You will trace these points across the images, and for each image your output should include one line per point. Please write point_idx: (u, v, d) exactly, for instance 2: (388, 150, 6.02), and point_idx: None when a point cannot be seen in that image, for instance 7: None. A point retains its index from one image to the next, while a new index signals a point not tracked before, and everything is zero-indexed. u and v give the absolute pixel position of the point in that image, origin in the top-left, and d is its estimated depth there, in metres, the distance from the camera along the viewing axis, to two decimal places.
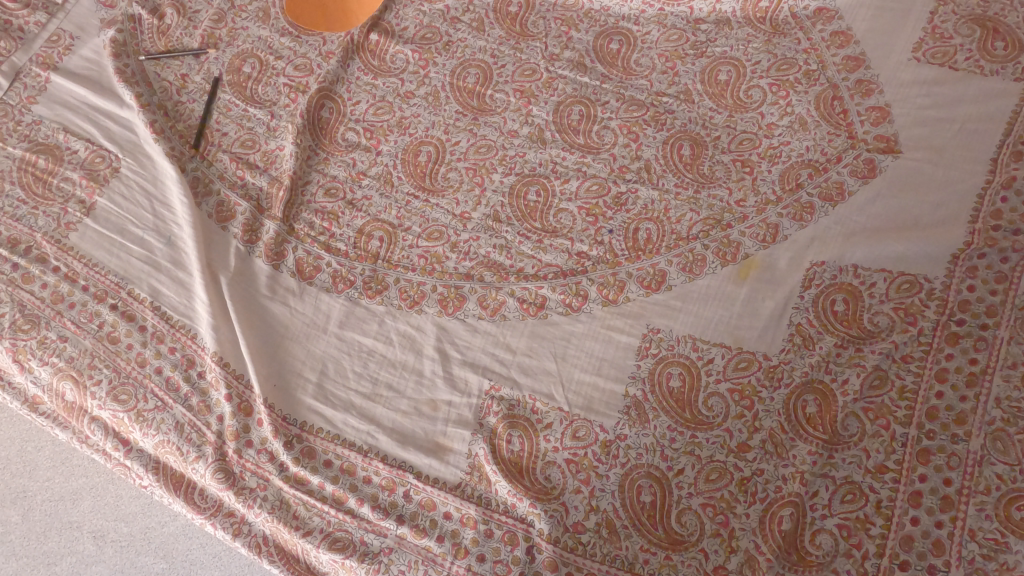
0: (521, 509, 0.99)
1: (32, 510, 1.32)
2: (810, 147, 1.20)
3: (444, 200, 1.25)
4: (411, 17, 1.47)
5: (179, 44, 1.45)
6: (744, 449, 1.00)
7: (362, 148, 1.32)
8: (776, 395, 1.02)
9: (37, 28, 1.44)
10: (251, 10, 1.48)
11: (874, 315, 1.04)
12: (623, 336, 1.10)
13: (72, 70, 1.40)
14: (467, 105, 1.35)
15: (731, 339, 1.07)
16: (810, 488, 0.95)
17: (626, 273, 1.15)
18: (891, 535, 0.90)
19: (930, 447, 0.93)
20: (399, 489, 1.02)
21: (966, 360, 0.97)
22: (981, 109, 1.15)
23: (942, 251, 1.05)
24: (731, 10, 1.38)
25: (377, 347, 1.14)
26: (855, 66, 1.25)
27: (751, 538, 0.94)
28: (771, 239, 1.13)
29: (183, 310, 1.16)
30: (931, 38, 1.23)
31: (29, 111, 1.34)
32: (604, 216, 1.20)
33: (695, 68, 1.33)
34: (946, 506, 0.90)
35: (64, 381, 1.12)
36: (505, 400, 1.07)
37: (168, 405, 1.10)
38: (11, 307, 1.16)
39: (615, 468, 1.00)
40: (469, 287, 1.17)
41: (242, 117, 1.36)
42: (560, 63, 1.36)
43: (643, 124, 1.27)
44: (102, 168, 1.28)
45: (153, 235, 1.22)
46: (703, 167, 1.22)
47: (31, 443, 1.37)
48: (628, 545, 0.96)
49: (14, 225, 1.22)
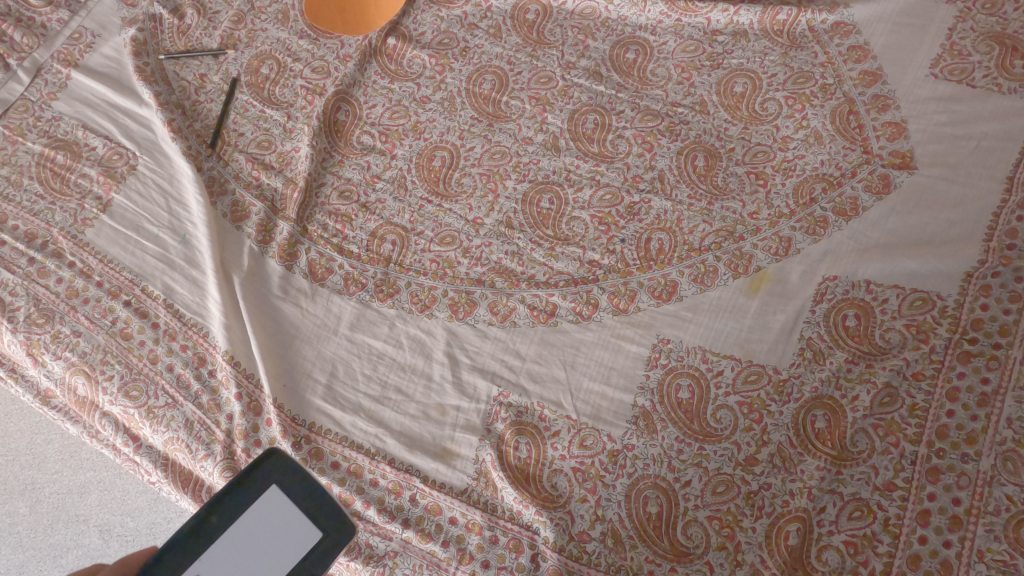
0: (526, 516, 0.99)
1: (40, 502, 1.33)
2: (824, 161, 1.20)
3: (457, 205, 1.25)
4: (429, 22, 1.47)
5: (199, 44, 1.46)
6: (752, 462, 0.99)
7: (377, 152, 1.32)
8: (786, 408, 1.01)
9: (60, 26, 1.46)
10: (271, 12, 1.49)
11: (886, 332, 1.03)
12: (633, 345, 1.10)
13: (93, 67, 1.42)
14: (482, 111, 1.35)
15: (741, 352, 1.07)
16: (818, 504, 0.95)
17: (637, 283, 1.15)
18: (899, 553, 0.89)
19: (940, 466, 0.92)
20: (405, 493, 1.03)
21: (977, 379, 0.96)
22: (998, 127, 1.14)
23: (955, 268, 1.04)
24: (748, 22, 1.37)
25: (386, 350, 1.14)
26: (872, 82, 1.25)
27: (757, 553, 0.94)
28: (784, 253, 1.13)
29: (194, 308, 1.17)
30: (948, 55, 1.23)
31: (49, 107, 1.36)
32: (616, 225, 1.20)
33: (711, 80, 1.33)
34: (956, 526, 0.88)
35: (76, 376, 1.13)
36: (513, 406, 1.08)
37: (178, 402, 1.10)
38: (26, 299, 1.17)
39: (622, 478, 1.00)
40: (480, 292, 1.17)
41: (258, 118, 1.37)
42: (576, 71, 1.37)
43: (657, 134, 1.28)
44: (120, 165, 1.29)
45: (168, 233, 1.23)
46: (716, 178, 1.22)
47: (41, 435, 1.38)
48: (633, 556, 0.96)
49: (30, 220, 1.23)
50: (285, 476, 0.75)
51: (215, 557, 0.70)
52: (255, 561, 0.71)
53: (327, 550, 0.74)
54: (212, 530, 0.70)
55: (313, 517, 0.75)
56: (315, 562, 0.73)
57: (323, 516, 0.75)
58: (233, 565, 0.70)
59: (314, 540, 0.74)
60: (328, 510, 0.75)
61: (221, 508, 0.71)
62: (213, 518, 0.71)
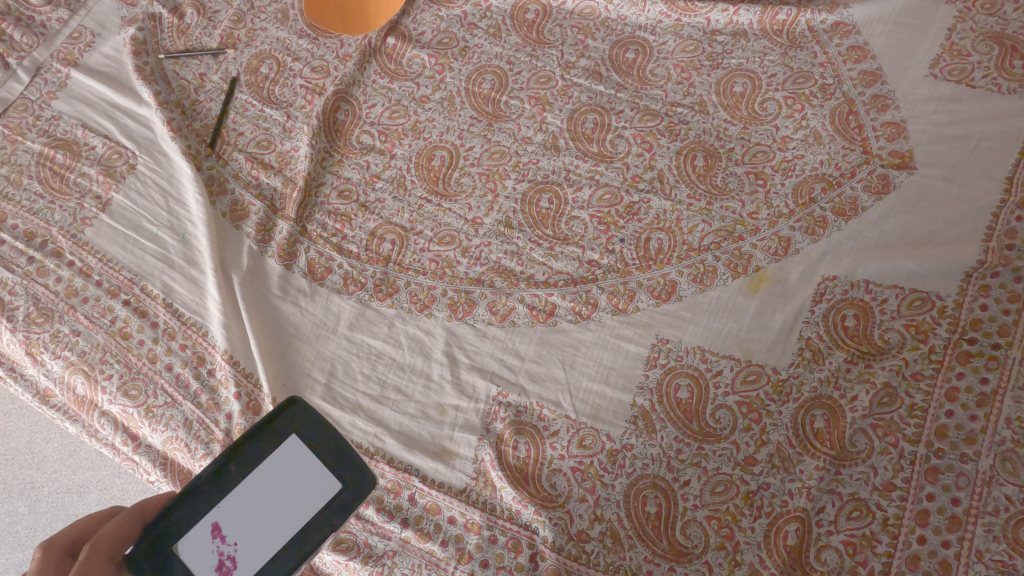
0: (525, 516, 0.99)
1: (39, 501, 1.34)
2: (824, 161, 1.20)
3: (457, 205, 1.25)
4: (429, 22, 1.47)
5: (198, 44, 1.46)
6: (751, 462, 0.99)
7: (376, 151, 1.32)
8: (785, 408, 1.01)
9: (59, 25, 1.46)
10: (270, 12, 1.49)
11: (885, 331, 1.03)
12: (632, 345, 1.10)
13: (93, 67, 1.42)
14: (482, 111, 1.35)
15: (740, 352, 1.07)
16: (817, 504, 0.95)
17: (636, 282, 1.15)
18: (898, 553, 0.89)
19: (939, 466, 0.92)
20: (404, 492, 1.03)
21: (977, 379, 0.96)
22: (997, 127, 1.14)
23: (954, 268, 1.04)
24: (748, 22, 1.37)
25: (385, 350, 1.14)
26: (872, 82, 1.25)
27: (756, 553, 0.94)
28: (783, 253, 1.13)
29: (193, 307, 1.17)
30: (948, 55, 1.23)
31: (49, 106, 1.36)
32: (616, 225, 1.21)
33: (711, 80, 1.33)
34: (955, 526, 0.88)
35: (75, 375, 1.13)
36: (512, 406, 1.08)
37: (177, 402, 1.10)
38: (25, 299, 1.17)
39: (621, 478, 1.00)
40: (480, 292, 1.17)
41: (258, 117, 1.37)
42: (576, 71, 1.37)
43: (657, 134, 1.28)
44: (119, 164, 1.29)
45: (167, 232, 1.23)
46: (716, 178, 1.22)
47: (40, 435, 1.38)
48: (632, 556, 0.96)
49: (30, 219, 1.24)
50: (304, 429, 0.75)
51: (236, 503, 0.70)
52: (276, 509, 0.71)
53: (345, 503, 0.73)
54: (233, 476, 0.70)
55: (333, 468, 0.74)
56: (333, 512, 0.72)
57: (343, 467, 0.74)
58: (252, 509, 0.70)
59: (333, 492, 0.73)
60: (348, 462, 0.75)
61: (241, 455, 0.71)
62: (235, 464, 0.70)
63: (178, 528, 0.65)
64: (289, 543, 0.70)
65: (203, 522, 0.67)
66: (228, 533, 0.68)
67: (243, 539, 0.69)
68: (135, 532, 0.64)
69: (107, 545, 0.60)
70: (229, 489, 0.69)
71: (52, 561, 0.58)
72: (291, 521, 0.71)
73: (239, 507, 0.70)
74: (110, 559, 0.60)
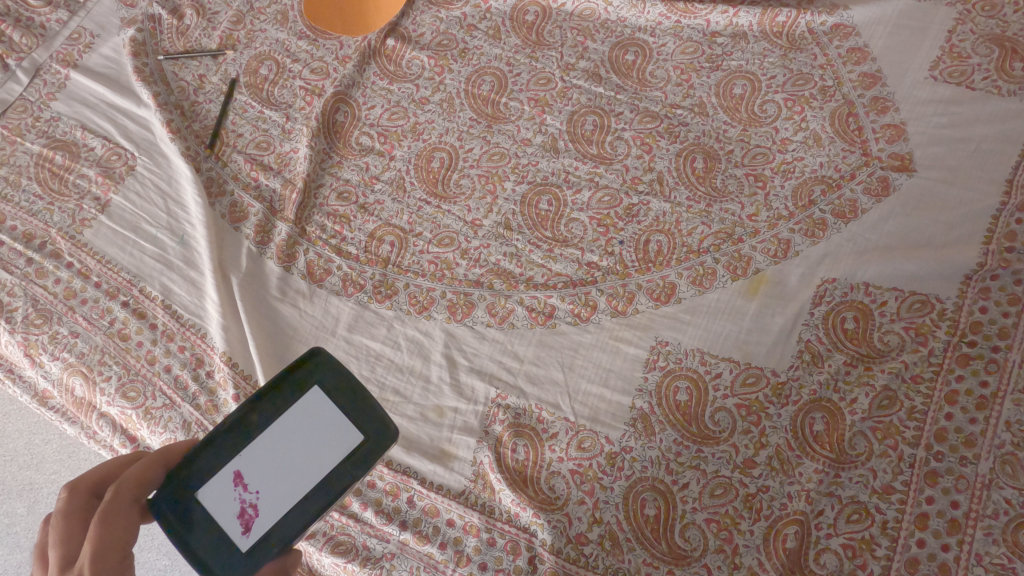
0: (524, 519, 0.99)
1: (38, 503, 1.33)
2: (823, 163, 1.20)
3: (456, 207, 1.25)
4: (428, 23, 1.47)
5: (198, 45, 1.46)
6: (750, 465, 0.99)
7: (376, 153, 1.32)
8: (785, 411, 1.01)
9: (58, 26, 1.46)
10: (270, 13, 1.48)
11: (884, 334, 1.03)
12: (631, 347, 1.10)
13: (92, 68, 1.41)
14: (481, 112, 1.35)
15: (739, 354, 1.07)
16: (816, 507, 0.94)
17: (635, 285, 1.15)
18: (897, 557, 0.89)
19: (938, 469, 0.92)
20: (403, 495, 1.02)
21: (976, 382, 0.95)
22: (997, 129, 1.14)
23: (954, 270, 1.04)
24: (748, 24, 1.37)
25: (384, 351, 1.14)
26: (871, 84, 1.25)
27: (755, 556, 0.93)
28: (782, 255, 1.13)
29: (192, 308, 1.17)
30: (947, 57, 1.23)
31: (48, 107, 1.36)
32: (615, 227, 1.20)
33: (711, 81, 1.33)
34: (954, 529, 0.88)
35: (74, 376, 1.13)
36: (511, 408, 1.07)
37: (175, 403, 1.10)
38: (24, 300, 1.17)
39: (620, 481, 1.00)
40: (479, 294, 1.17)
41: (257, 119, 1.37)
42: (575, 73, 1.37)
43: (657, 135, 1.28)
44: (118, 165, 1.29)
45: (166, 233, 1.23)
46: (715, 180, 1.22)
47: (39, 436, 1.38)
48: (631, 558, 0.96)
49: (29, 220, 1.24)
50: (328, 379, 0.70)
51: (258, 453, 0.65)
52: (299, 460, 0.66)
53: (368, 453, 0.68)
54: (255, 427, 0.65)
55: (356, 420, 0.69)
56: (355, 464, 0.67)
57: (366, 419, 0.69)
58: (274, 457, 0.65)
59: (355, 443, 0.68)
60: (372, 410, 0.69)
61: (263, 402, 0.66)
62: (257, 414, 0.65)
63: (199, 477, 0.61)
64: (313, 492, 0.65)
65: (225, 470, 0.63)
66: (251, 482, 0.63)
67: (265, 488, 0.64)
68: (159, 475, 0.60)
69: (133, 487, 0.57)
70: (253, 437, 0.65)
71: (80, 498, 0.56)
72: (314, 470, 0.66)
73: (262, 455, 0.65)
74: (133, 502, 0.56)
